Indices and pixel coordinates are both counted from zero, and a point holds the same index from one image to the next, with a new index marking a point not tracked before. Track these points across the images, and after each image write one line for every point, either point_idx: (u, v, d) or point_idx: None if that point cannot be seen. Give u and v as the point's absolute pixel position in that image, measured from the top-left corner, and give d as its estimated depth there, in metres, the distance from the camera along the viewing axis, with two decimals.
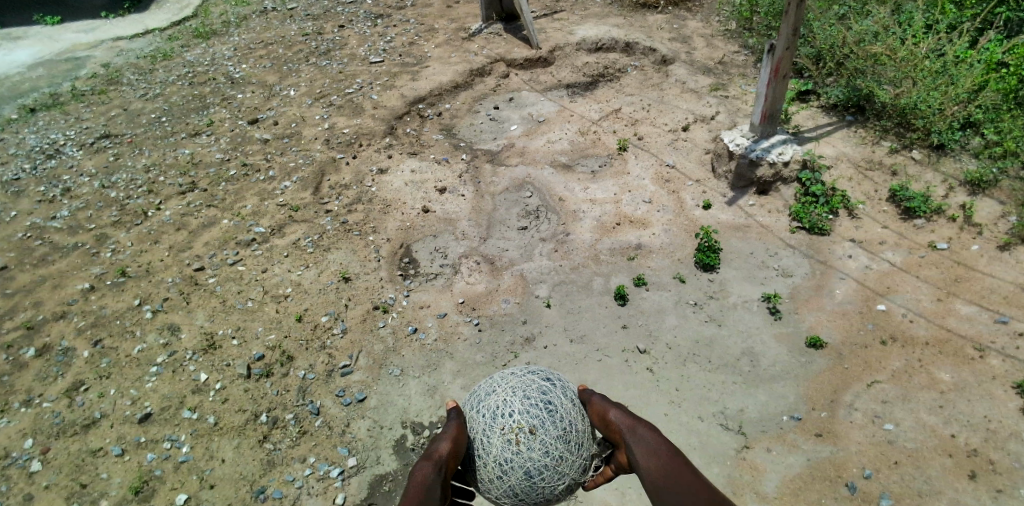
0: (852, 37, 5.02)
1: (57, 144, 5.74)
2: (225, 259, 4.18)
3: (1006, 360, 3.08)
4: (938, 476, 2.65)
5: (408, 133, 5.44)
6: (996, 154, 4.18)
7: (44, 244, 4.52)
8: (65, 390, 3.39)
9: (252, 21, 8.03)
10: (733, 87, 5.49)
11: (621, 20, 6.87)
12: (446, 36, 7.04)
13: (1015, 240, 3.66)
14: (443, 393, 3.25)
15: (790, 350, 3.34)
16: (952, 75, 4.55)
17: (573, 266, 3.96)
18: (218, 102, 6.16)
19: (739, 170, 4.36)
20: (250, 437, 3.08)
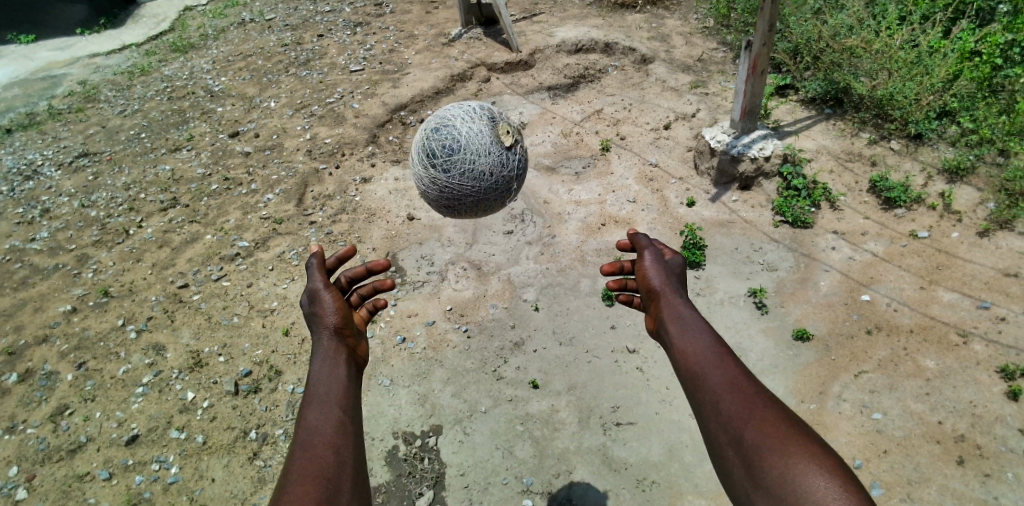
0: (828, 31, 5.09)
1: (34, 164, 5.65)
2: (209, 275, 4.14)
3: (989, 345, 3.14)
4: (927, 463, 2.70)
5: (390, 141, 5.44)
6: (972, 142, 4.28)
7: (24, 266, 4.45)
8: (50, 415, 3.33)
9: (229, 33, 7.98)
10: (712, 84, 5.55)
11: (600, 20, 6.92)
12: (426, 42, 7.05)
13: (993, 226, 3.75)
14: (434, 402, 3.24)
15: (777, 344, 3.37)
16: (927, 65, 4.64)
17: (560, 269, 3.97)
18: (197, 116, 6.10)
19: (721, 166, 4.41)
20: (241, 454, 3.05)
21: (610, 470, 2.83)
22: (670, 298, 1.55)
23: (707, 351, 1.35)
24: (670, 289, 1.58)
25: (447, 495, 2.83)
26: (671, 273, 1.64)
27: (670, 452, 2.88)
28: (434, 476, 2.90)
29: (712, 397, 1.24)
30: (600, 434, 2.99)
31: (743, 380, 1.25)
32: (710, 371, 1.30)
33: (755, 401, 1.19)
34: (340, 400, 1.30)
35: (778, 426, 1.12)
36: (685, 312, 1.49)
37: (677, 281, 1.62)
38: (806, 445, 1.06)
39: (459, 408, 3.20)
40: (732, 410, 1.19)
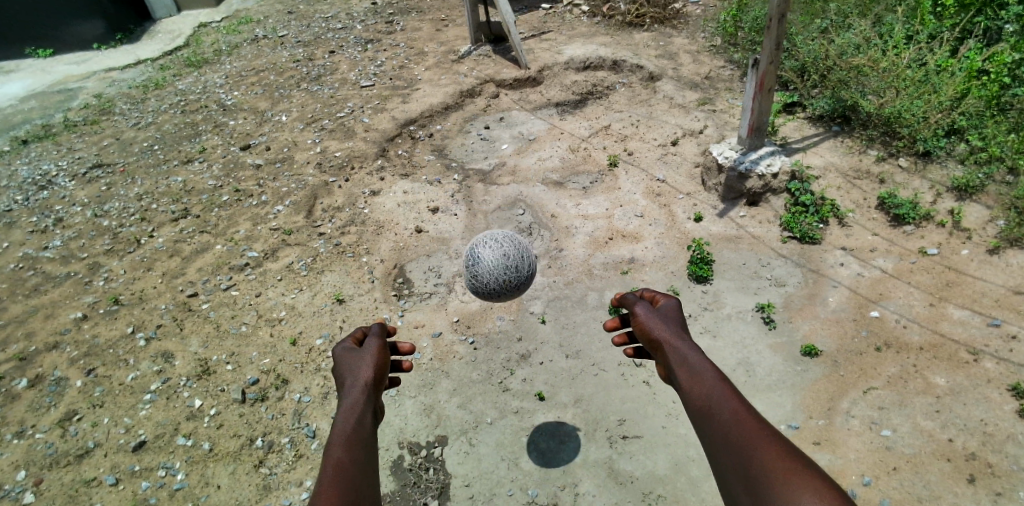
0: (834, 50, 5.13)
1: (49, 175, 5.75)
2: (219, 285, 4.18)
3: (1000, 364, 3.11)
4: (938, 481, 2.66)
5: (400, 155, 5.50)
6: (981, 160, 4.27)
7: (37, 274, 4.51)
8: (58, 420, 3.35)
9: (243, 49, 8.14)
10: (719, 102, 5.59)
11: (608, 39, 7.01)
12: (435, 59, 7.15)
13: (1003, 244, 3.73)
14: (440, 412, 3.23)
15: (785, 359, 3.35)
16: (934, 84, 4.66)
17: (567, 282, 3.98)
18: (210, 129, 6.20)
19: (728, 182, 4.42)
20: (246, 462, 3.05)
21: (615, 484, 2.81)
22: (672, 343, 1.38)
23: (708, 390, 1.18)
24: (668, 331, 1.44)
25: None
26: (668, 317, 1.50)
27: (676, 466, 2.85)
28: (438, 487, 2.89)
29: (715, 440, 1.06)
30: (606, 447, 2.97)
31: (746, 416, 1.07)
32: (711, 413, 1.12)
33: (758, 436, 1.00)
34: (358, 442, 1.07)
35: (781, 461, 0.93)
36: (685, 351, 1.33)
37: (677, 324, 1.47)
38: (813, 479, 0.87)
39: (464, 419, 3.19)
40: (732, 450, 1.01)
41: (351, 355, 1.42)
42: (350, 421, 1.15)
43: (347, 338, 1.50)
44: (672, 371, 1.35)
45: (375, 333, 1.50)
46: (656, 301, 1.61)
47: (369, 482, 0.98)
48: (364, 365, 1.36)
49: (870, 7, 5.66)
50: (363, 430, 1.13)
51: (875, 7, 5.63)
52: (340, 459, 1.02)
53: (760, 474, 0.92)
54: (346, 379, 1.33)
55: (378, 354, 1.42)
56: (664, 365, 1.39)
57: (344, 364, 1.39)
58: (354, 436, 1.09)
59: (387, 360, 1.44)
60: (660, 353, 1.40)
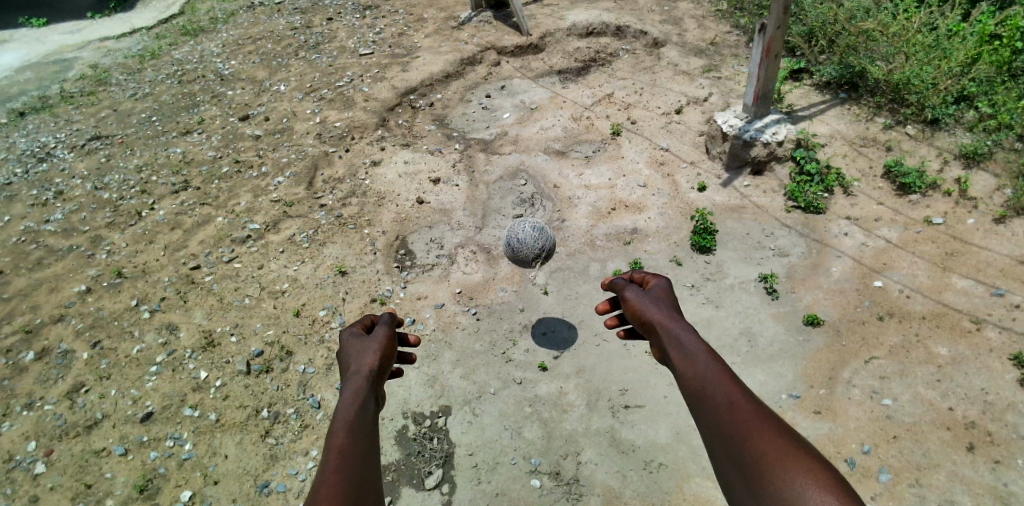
0: (843, 14, 4.98)
1: (47, 147, 5.69)
2: (221, 257, 4.18)
3: (1002, 333, 3.11)
4: (936, 449, 2.69)
5: (400, 125, 5.41)
6: (991, 127, 4.18)
7: (39, 247, 4.50)
8: (66, 392, 3.40)
9: (239, 16, 7.95)
10: (726, 68, 5.46)
11: (612, 3, 6.81)
12: (435, 25, 6.98)
13: (1010, 213, 3.69)
14: (443, 383, 3.26)
15: (787, 329, 3.35)
16: (945, 49, 4.54)
17: (569, 253, 3.96)
18: (208, 99, 6.11)
19: (733, 150, 4.35)
20: (253, 432, 3.10)
21: (617, 452, 2.85)
22: (665, 324, 1.24)
23: (701, 370, 1.10)
24: (660, 309, 1.30)
25: (455, 474, 2.87)
26: (659, 295, 1.36)
27: (678, 435, 2.88)
28: (442, 456, 2.93)
29: (709, 429, 1.00)
30: (608, 417, 3.01)
31: (744, 402, 1.00)
32: (706, 398, 1.04)
33: (758, 426, 0.95)
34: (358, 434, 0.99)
35: (783, 456, 0.88)
36: (679, 331, 1.21)
37: (669, 302, 1.33)
38: (818, 476, 0.83)
39: (467, 389, 3.22)
40: (729, 440, 0.95)
41: (357, 341, 1.31)
42: (349, 414, 1.04)
43: (354, 323, 1.39)
44: (664, 352, 1.23)
45: (386, 320, 1.38)
46: (643, 276, 1.46)
47: (371, 477, 0.91)
48: (370, 353, 1.25)
49: None
50: (365, 426, 1.02)
51: None
52: (336, 462, 0.91)
53: (762, 470, 0.87)
54: (350, 367, 1.23)
55: (388, 343, 1.31)
56: (655, 347, 1.26)
57: (349, 350, 1.29)
58: (356, 433, 0.99)
59: (394, 349, 1.33)
60: (649, 332, 1.28)
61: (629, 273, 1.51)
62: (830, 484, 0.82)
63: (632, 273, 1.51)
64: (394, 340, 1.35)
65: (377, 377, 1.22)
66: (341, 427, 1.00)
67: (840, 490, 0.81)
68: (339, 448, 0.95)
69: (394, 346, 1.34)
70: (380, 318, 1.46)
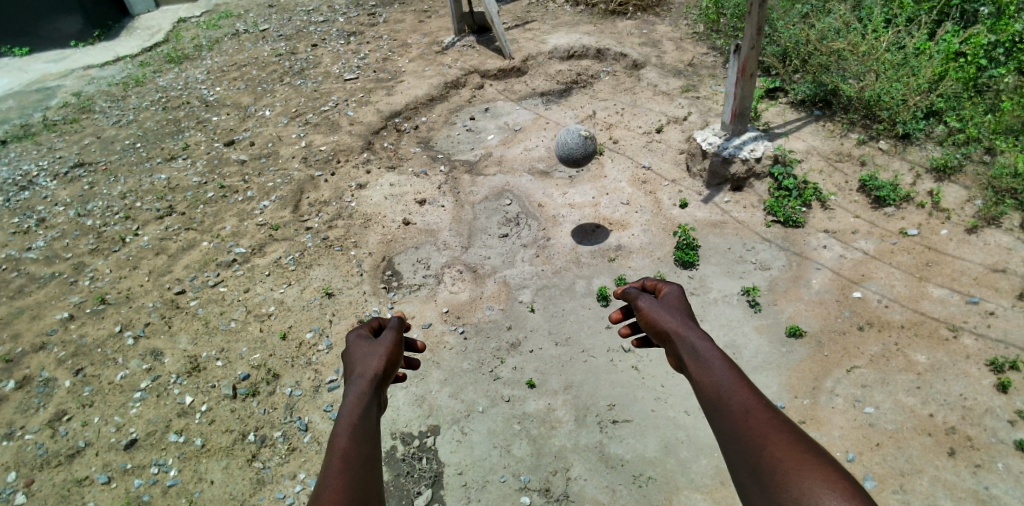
0: (815, 35, 5.17)
1: (30, 175, 5.65)
2: (206, 281, 4.16)
3: (978, 339, 3.19)
4: (919, 454, 2.74)
5: (385, 148, 5.48)
6: (959, 141, 4.35)
7: (20, 275, 4.45)
8: (47, 421, 3.33)
9: (224, 44, 8.03)
10: (703, 88, 5.63)
11: (591, 27, 7.01)
12: (419, 50, 7.11)
13: (980, 223, 3.82)
14: (431, 402, 3.25)
15: (771, 341, 3.41)
16: (913, 67, 4.73)
17: (555, 271, 4.01)
18: (193, 125, 6.13)
19: (712, 168, 4.46)
20: (239, 457, 3.06)
21: (606, 467, 2.86)
22: (680, 333, 1.28)
23: (716, 377, 1.13)
24: (674, 319, 1.34)
25: (445, 494, 2.85)
26: (673, 304, 1.39)
27: (666, 448, 2.90)
28: (432, 476, 2.92)
29: (724, 434, 1.02)
30: (596, 432, 3.02)
31: (758, 408, 1.02)
32: (721, 404, 1.07)
33: (772, 430, 0.96)
34: (361, 439, 1.00)
35: (795, 459, 0.89)
36: (693, 339, 1.25)
37: (682, 311, 1.37)
38: (831, 479, 0.83)
39: (456, 408, 3.22)
40: (742, 443, 0.97)
41: (364, 345, 1.32)
42: (354, 417, 1.06)
43: (361, 325, 1.40)
44: (680, 360, 1.26)
45: (392, 324, 1.38)
46: (656, 284, 1.49)
47: (373, 482, 0.92)
48: (375, 357, 1.26)
49: None
50: (368, 431, 1.04)
51: None
52: (340, 465, 0.93)
53: (774, 472, 0.89)
54: (354, 370, 1.23)
55: (392, 347, 1.31)
56: (671, 356, 1.29)
57: (355, 353, 1.29)
58: (359, 438, 1.00)
59: (400, 354, 1.34)
60: (666, 341, 1.31)
61: (642, 283, 1.54)
62: (839, 482, 0.83)
63: (645, 284, 1.55)
64: (401, 344, 1.37)
65: (381, 383, 1.23)
66: (344, 432, 1.02)
67: (851, 489, 0.82)
68: (342, 452, 0.96)
69: (400, 351, 1.35)
70: (387, 322, 1.47)
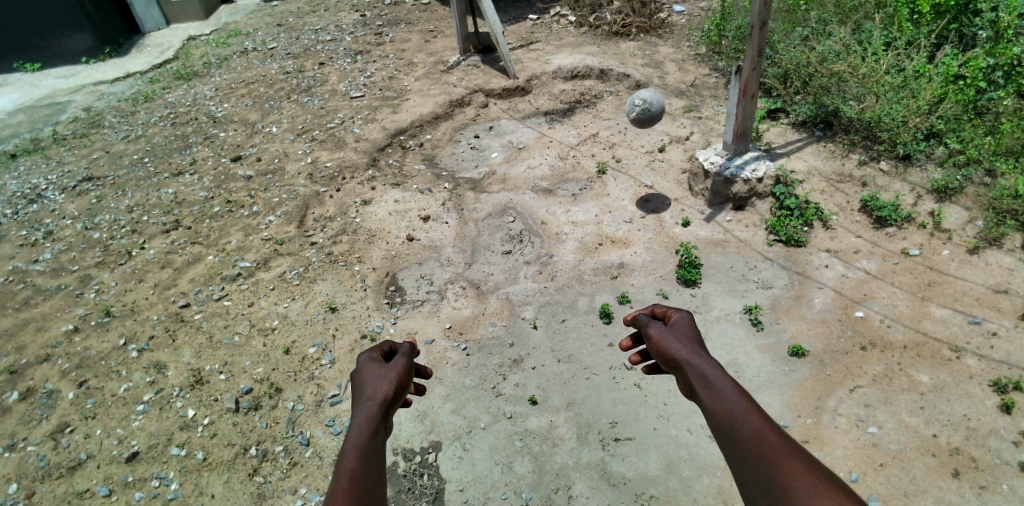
0: (816, 57, 5.26)
1: (39, 188, 5.72)
2: (211, 295, 4.18)
3: (981, 360, 3.18)
4: (922, 475, 2.72)
5: (390, 165, 5.54)
6: (960, 163, 4.39)
7: (27, 287, 4.48)
8: (50, 432, 3.33)
9: (233, 61, 8.18)
10: (705, 109, 5.70)
11: (595, 48, 7.13)
12: (425, 69, 7.22)
13: (982, 244, 3.84)
14: (433, 418, 3.25)
15: (773, 360, 3.40)
16: (913, 89, 4.78)
17: (557, 287, 4.02)
18: (201, 141, 6.22)
19: (714, 187, 4.50)
20: (240, 471, 3.05)
21: (608, 485, 2.84)
22: (690, 361, 1.30)
23: (728, 405, 1.15)
24: (683, 346, 1.35)
25: None
26: (682, 331, 1.39)
27: (668, 467, 2.88)
28: (433, 492, 2.90)
29: (738, 460, 1.05)
30: (598, 450, 3.01)
31: (769, 434, 1.04)
32: (733, 432, 1.09)
33: (785, 457, 0.98)
34: (368, 461, 1.03)
35: (809, 485, 0.91)
36: (704, 368, 1.26)
37: (692, 337, 1.38)
38: None
39: (457, 424, 3.21)
40: (755, 468, 0.99)
41: (374, 367, 1.35)
42: (362, 441, 1.09)
43: (373, 347, 1.42)
44: (692, 389, 1.28)
45: (403, 349, 1.41)
46: (665, 310, 1.50)
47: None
48: (385, 381, 1.29)
49: (849, 14, 5.76)
50: (375, 454, 1.06)
51: (854, 14, 5.73)
52: (347, 487, 0.95)
53: (786, 497, 0.91)
54: (364, 391, 1.26)
55: (402, 372, 1.34)
56: (683, 383, 1.31)
57: (365, 374, 1.32)
58: (366, 458, 1.03)
59: (409, 379, 1.36)
60: (676, 370, 1.32)
61: (650, 308, 1.55)
62: (848, 505, 0.86)
63: (653, 309, 1.56)
64: (411, 370, 1.39)
65: (389, 406, 1.25)
66: (352, 455, 1.05)
67: None
68: (350, 474, 0.99)
69: (409, 376, 1.37)
70: (398, 346, 1.50)
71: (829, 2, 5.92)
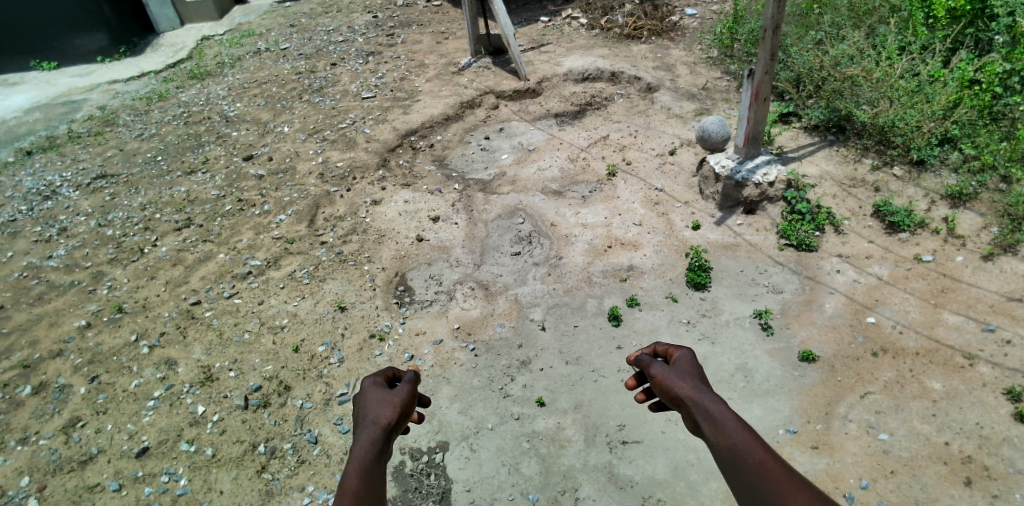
0: (829, 61, 5.22)
1: (53, 185, 5.80)
2: (222, 293, 4.22)
3: (995, 368, 3.14)
4: (934, 483, 2.68)
5: (400, 165, 5.56)
6: (975, 169, 4.33)
7: (41, 283, 4.54)
8: (62, 427, 3.36)
9: (246, 61, 8.26)
10: (717, 112, 5.67)
11: (606, 51, 7.13)
12: (436, 70, 7.25)
13: (997, 250, 3.79)
14: (440, 418, 3.25)
15: (783, 365, 3.37)
16: (927, 93, 4.73)
17: (566, 290, 4.02)
18: (213, 140, 6.28)
19: (725, 190, 4.47)
20: (248, 468, 3.07)
21: (615, 488, 2.83)
22: (694, 398, 1.29)
23: (734, 438, 1.15)
24: (686, 383, 1.35)
25: None
26: (684, 368, 1.40)
27: (676, 471, 2.86)
28: (439, 492, 2.90)
29: (746, 492, 1.05)
30: (605, 453, 2.99)
31: (775, 464, 1.05)
32: (739, 464, 1.09)
33: (792, 488, 0.98)
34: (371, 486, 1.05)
35: None
36: (707, 403, 1.26)
37: (694, 374, 1.38)
38: None
39: (464, 425, 3.21)
40: (761, 498, 1.00)
41: (377, 391, 1.36)
42: (368, 464, 1.11)
43: (377, 374, 1.44)
44: (696, 426, 1.27)
45: (407, 376, 1.41)
46: (667, 349, 1.50)
47: None
48: (388, 404, 1.30)
49: (863, 18, 5.71)
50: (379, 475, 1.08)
51: (868, 19, 5.68)
52: None
53: None
54: (367, 415, 1.28)
55: (405, 398, 1.34)
56: (687, 421, 1.31)
57: (368, 398, 1.33)
58: (369, 480, 1.05)
59: (412, 405, 1.37)
60: (680, 406, 1.32)
61: (652, 347, 1.56)
62: None
63: (655, 347, 1.56)
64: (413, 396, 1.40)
65: (392, 432, 1.26)
66: (357, 476, 1.07)
67: None
68: (355, 494, 1.01)
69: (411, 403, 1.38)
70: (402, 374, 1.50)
71: (843, 6, 5.87)
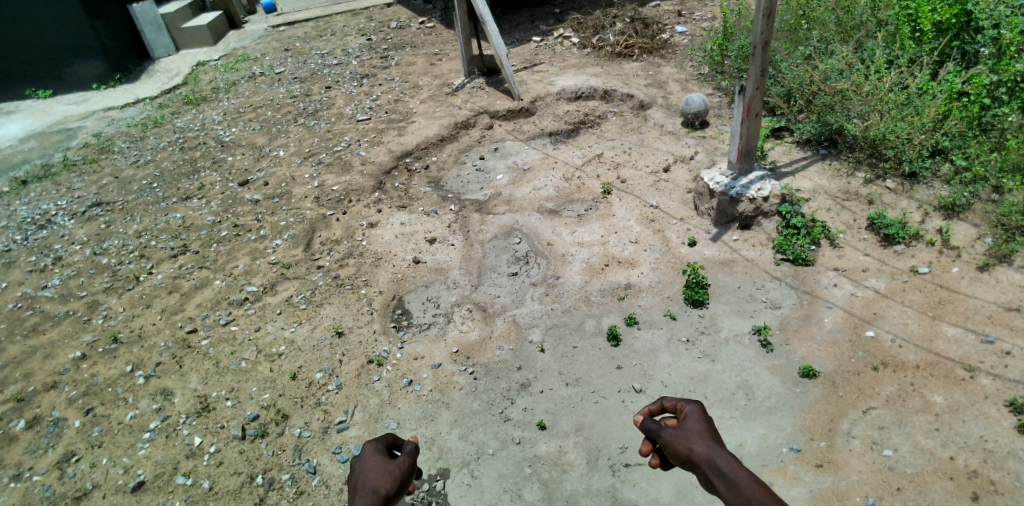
0: (819, 76, 5.30)
1: (48, 214, 5.79)
2: (218, 320, 4.19)
3: (996, 380, 3.12)
4: (941, 500, 2.64)
5: (396, 187, 5.58)
6: (966, 180, 4.37)
7: (35, 313, 4.51)
8: (56, 462, 3.31)
9: (240, 86, 8.33)
10: (710, 128, 5.73)
11: (599, 69, 7.23)
12: (430, 92, 7.33)
13: (993, 261, 3.81)
14: (440, 444, 3.20)
15: (784, 381, 3.36)
16: (917, 106, 4.80)
17: (564, 309, 4.01)
18: (208, 166, 6.30)
19: (720, 206, 4.49)
20: (246, 500, 3.01)
21: None
22: (702, 457, 1.40)
23: (746, 495, 1.26)
24: (695, 443, 1.45)
25: None
26: (691, 426, 1.51)
27: (680, 493, 2.82)
28: None
29: None
30: (609, 476, 2.95)
31: None
32: None
33: None
34: None
35: None
36: (718, 463, 1.37)
37: (701, 431, 1.50)
38: None
39: (465, 450, 3.17)
40: None
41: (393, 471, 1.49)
42: None
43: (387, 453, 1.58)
44: (710, 483, 1.38)
45: (409, 448, 1.61)
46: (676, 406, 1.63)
47: None
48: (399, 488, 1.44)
49: (851, 33, 5.83)
50: None
51: (856, 33, 5.80)
52: None
53: None
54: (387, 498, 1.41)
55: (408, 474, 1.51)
56: (701, 478, 1.42)
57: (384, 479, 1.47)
58: None
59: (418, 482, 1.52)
60: (693, 466, 1.43)
61: (661, 404, 1.68)
62: None
63: (664, 404, 1.68)
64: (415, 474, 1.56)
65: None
66: None
67: None
68: None
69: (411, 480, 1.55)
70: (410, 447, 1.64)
71: (831, 21, 5.98)
